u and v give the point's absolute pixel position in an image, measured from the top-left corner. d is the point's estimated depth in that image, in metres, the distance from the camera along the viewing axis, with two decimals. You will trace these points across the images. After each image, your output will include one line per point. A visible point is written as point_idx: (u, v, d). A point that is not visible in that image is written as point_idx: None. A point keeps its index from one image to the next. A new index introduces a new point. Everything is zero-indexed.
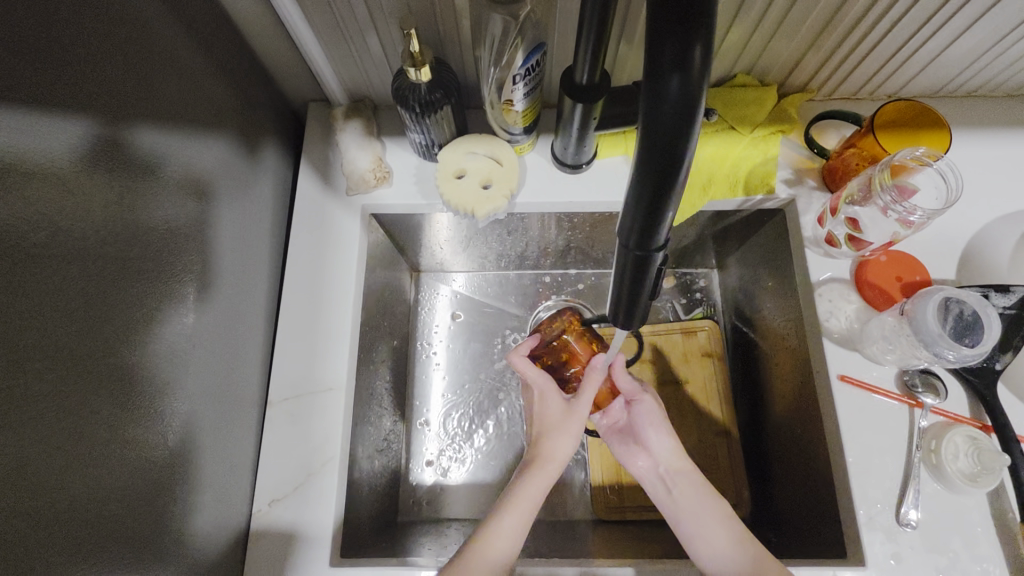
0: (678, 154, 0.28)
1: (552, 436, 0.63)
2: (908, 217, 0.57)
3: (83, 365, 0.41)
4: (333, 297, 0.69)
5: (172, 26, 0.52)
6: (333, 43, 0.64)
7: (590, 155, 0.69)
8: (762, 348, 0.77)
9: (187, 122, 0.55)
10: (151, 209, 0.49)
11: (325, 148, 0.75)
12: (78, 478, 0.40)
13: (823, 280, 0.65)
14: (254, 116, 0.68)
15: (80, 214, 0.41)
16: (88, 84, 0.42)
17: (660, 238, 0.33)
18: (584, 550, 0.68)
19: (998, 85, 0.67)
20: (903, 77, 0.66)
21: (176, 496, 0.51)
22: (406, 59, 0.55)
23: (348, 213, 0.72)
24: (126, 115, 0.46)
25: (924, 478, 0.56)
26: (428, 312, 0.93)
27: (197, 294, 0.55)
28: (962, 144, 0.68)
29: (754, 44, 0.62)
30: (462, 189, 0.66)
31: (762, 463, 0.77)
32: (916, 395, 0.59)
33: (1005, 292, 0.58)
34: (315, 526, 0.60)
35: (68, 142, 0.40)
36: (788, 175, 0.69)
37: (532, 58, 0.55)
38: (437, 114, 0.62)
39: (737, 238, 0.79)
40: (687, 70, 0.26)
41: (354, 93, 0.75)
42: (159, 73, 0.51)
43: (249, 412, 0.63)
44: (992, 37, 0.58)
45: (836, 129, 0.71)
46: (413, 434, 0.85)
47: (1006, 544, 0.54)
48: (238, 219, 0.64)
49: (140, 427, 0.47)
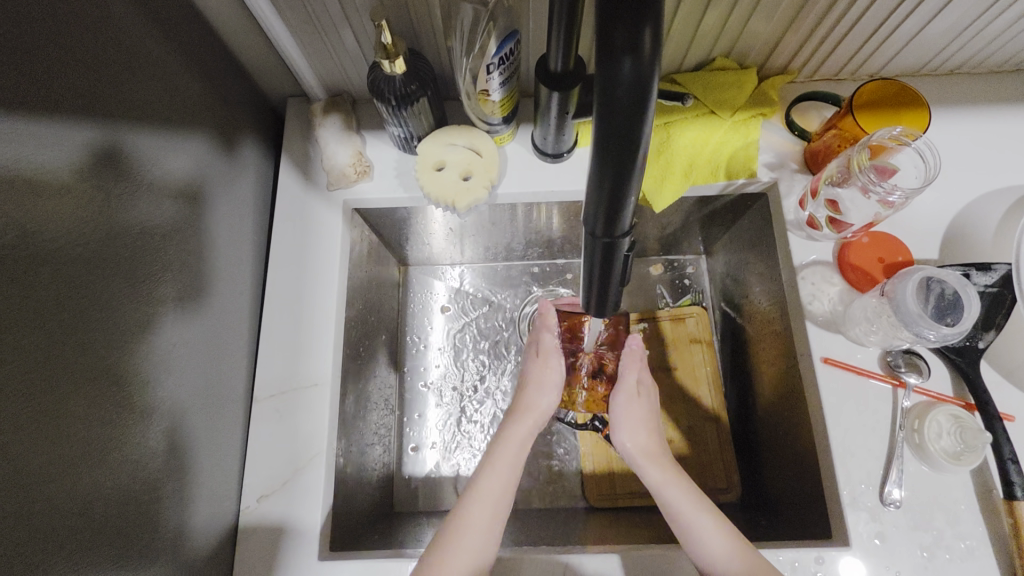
0: (635, 139, 0.28)
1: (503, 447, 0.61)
2: (889, 197, 0.57)
3: (60, 365, 0.41)
4: (318, 292, 0.69)
5: (143, 24, 0.52)
6: (307, 37, 0.64)
7: (570, 144, 0.68)
8: (750, 331, 0.77)
9: (162, 121, 0.54)
10: (127, 209, 0.49)
11: (306, 144, 0.75)
12: (57, 479, 0.40)
13: (806, 263, 0.65)
14: (231, 114, 0.67)
15: (51, 217, 0.40)
16: (60, 88, 0.42)
17: (624, 224, 0.33)
18: (575, 537, 0.68)
19: (981, 62, 0.67)
20: (884, 56, 0.65)
21: (162, 493, 0.51)
22: (379, 51, 0.55)
23: (329, 208, 0.72)
24: (99, 115, 0.46)
25: (908, 457, 0.57)
26: (418, 305, 0.93)
27: (177, 295, 0.55)
28: (945, 122, 0.68)
29: (730, 28, 0.61)
30: (442, 181, 0.66)
31: (750, 447, 0.78)
32: (899, 375, 0.59)
33: (986, 270, 0.58)
34: (304, 519, 0.61)
35: (57, 146, 0.41)
36: (771, 159, 0.69)
37: (506, 46, 0.55)
38: (414, 106, 0.61)
39: (723, 223, 0.79)
40: (639, 53, 0.26)
41: (332, 87, 0.74)
42: (132, 73, 0.50)
43: (235, 410, 0.63)
44: (970, 15, 0.58)
45: (818, 111, 0.70)
46: (405, 427, 0.85)
47: (989, 521, 0.54)
48: (218, 217, 0.64)
49: (122, 428, 0.47)
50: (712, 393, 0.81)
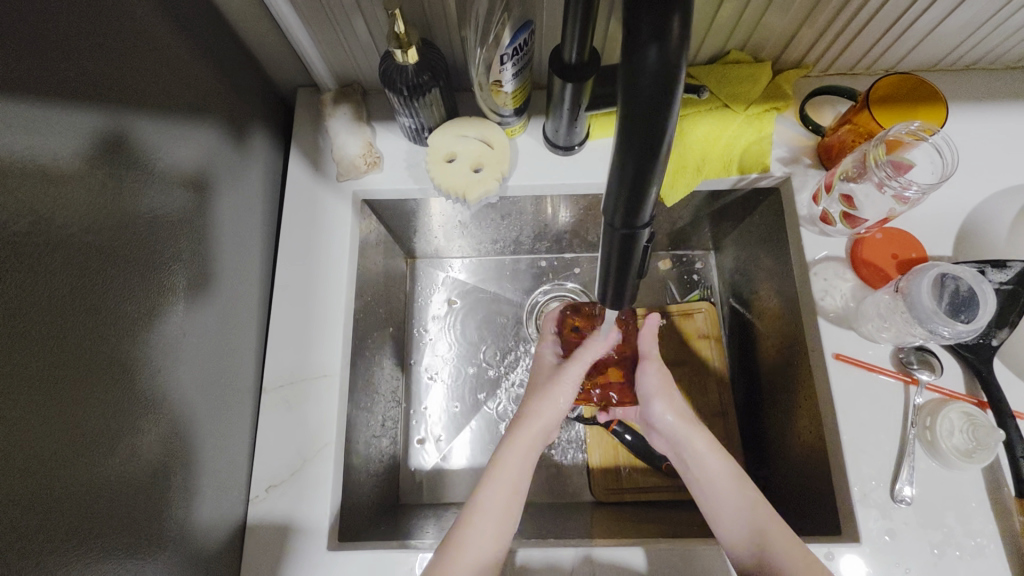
0: (659, 131, 0.28)
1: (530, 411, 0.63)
2: (904, 192, 0.56)
3: (71, 354, 0.40)
4: (327, 283, 0.69)
5: (154, 12, 0.51)
6: (318, 25, 0.63)
7: (582, 136, 0.68)
8: (759, 328, 0.77)
9: (173, 109, 0.54)
10: (138, 197, 0.48)
11: (315, 135, 0.75)
12: (68, 469, 0.40)
13: (818, 259, 0.64)
14: (241, 103, 0.67)
15: (64, 204, 0.40)
16: (72, 74, 0.42)
17: (644, 215, 0.33)
18: (582, 530, 0.68)
19: (998, 57, 0.66)
20: (900, 50, 0.65)
21: (171, 483, 0.51)
22: (392, 40, 0.54)
23: (339, 200, 0.72)
24: (110, 102, 0.46)
25: (919, 454, 0.56)
26: (425, 298, 0.93)
27: (188, 284, 0.55)
28: (960, 118, 0.67)
29: (746, 20, 0.61)
30: (453, 172, 0.65)
31: (758, 443, 0.78)
32: (912, 371, 0.59)
33: (1002, 267, 0.58)
34: (312, 509, 0.61)
35: (67, 130, 0.41)
36: (784, 153, 0.68)
37: (520, 36, 0.54)
38: (426, 97, 0.61)
39: (733, 218, 0.79)
40: (666, 40, 0.26)
41: (343, 77, 0.74)
42: (143, 61, 0.50)
43: (243, 400, 0.63)
44: (989, 10, 0.57)
45: (833, 106, 0.70)
46: (411, 419, 0.85)
47: (1000, 519, 0.54)
48: (228, 206, 0.63)
49: (132, 417, 0.47)
50: (720, 389, 0.81)
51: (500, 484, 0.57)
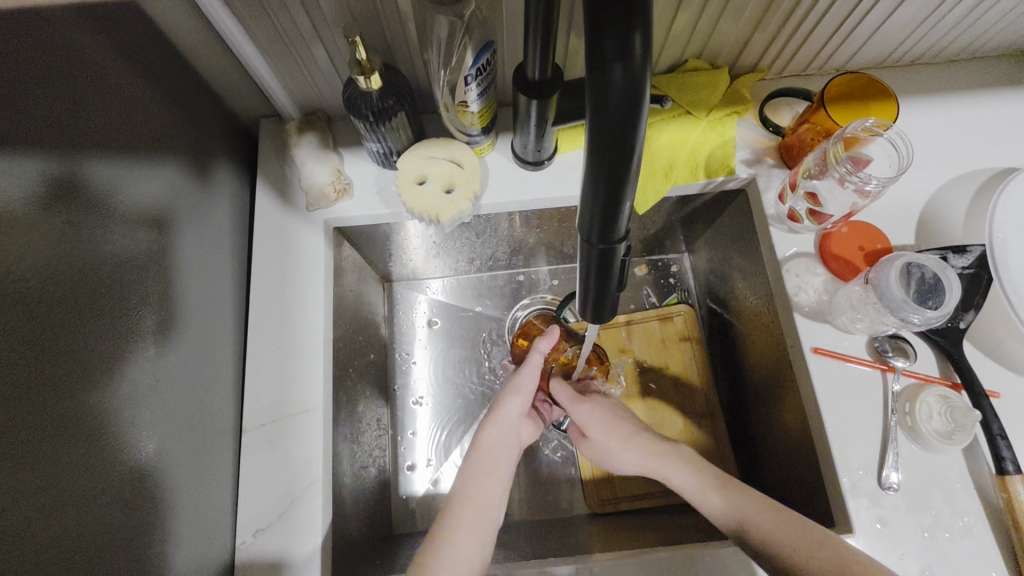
0: (629, 144, 0.28)
1: (494, 431, 0.62)
2: (864, 186, 0.58)
3: (36, 412, 0.38)
4: (303, 315, 0.67)
5: (107, 51, 0.50)
6: (278, 56, 0.63)
7: (550, 151, 0.69)
8: (738, 326, 0.78)
9: (132, 148, 0.53)
10: (99, 241, 0.47)
11: (281, 165, 0.74)
12: (37, 534, 0.38)
13: (788, 256, 0.66)
14: (203, 138, 0.66)
15: (19, 255, 0.39)
16: (25, 121, 0.41)
17: (620, 229, 0.33)
18: (580, 545, 0.68)
19: (940, 52, 0.69)
20: (849, 50, 0.67)
21: (151, 537, 0.49)
22: (354, 67, 0.54)
23: (309, 230, 0.71)
24: (65, 147, 0.44)
25: (901, 440, 0.58)
26: (404, 321, 0.91)
27: (157, 328, 0.53)
28: (911, 112, 0.70)
29: (701, 30, 0.62)
30: (425, 195, 0.65)
31: (746, 441, 0.78)
32: (888, 359, 0.60)
33: (963, 253, 0.60)
34: (303, 548, 0.59)
35: (20, 177, 0.39)
36: (747, 155, 0.70)
37: (482, 56, 0.55)
38: (392, 121, 0.61)
39: (705, 220, 0.80)
40: (629, 58, 0.26)
41: (306, 106, 0.73)
42: (99, 101, 0.49)
43: (223, 443, 0.61)
44: (927, 8, 0.60)
45: (790, 106, 0.72)
46: (399, 446, 0.84)
47: (983, 497, 0.55)
48: (194, 243, 0.62)
49: (106, 472, 0.44)
50: (704, 390, 0.81)
51: (471, 506, 0.55)
